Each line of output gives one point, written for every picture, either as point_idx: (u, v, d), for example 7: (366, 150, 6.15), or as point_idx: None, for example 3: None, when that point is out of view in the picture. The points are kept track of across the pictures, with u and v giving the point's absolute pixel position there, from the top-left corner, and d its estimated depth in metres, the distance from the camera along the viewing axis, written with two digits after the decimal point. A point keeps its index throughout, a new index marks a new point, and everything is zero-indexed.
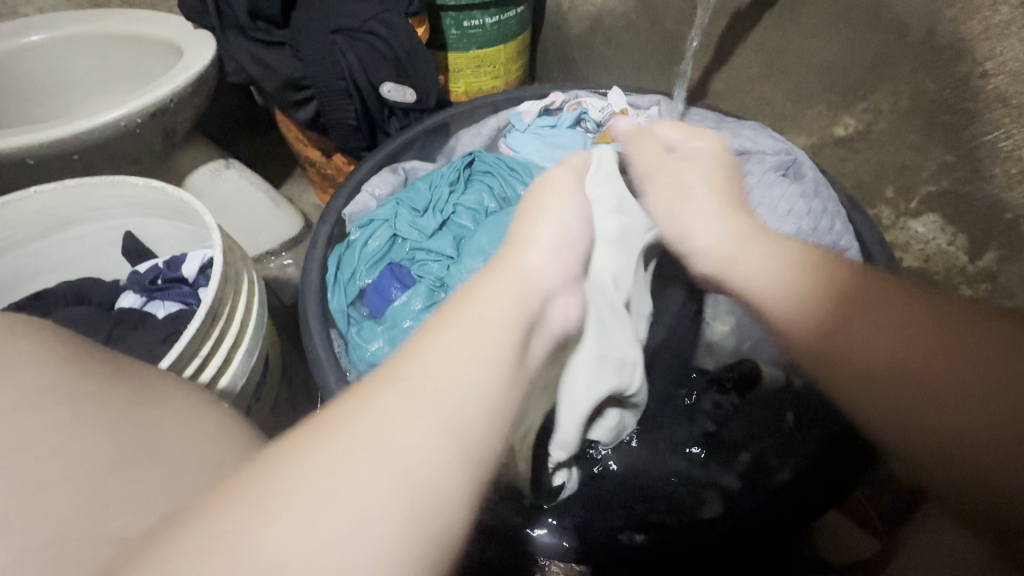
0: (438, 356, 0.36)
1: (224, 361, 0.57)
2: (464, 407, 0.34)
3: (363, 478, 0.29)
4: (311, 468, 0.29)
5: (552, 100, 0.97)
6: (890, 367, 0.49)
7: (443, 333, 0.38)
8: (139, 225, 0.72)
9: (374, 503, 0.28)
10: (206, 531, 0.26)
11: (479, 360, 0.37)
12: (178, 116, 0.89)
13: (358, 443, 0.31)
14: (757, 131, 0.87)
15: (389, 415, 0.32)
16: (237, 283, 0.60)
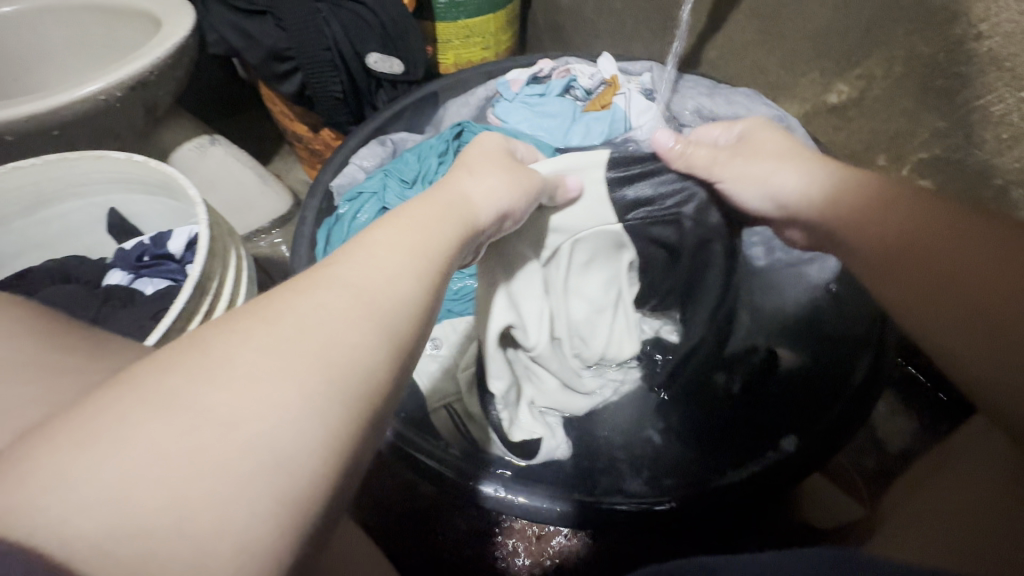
0: (379, 267, 0.33)
1: None
2: (390, 317, 0.31)
3: (268, 370, 0.25)
4: (175, 393, 0.24)
5: (541, 67, 0.96)
6: (914, 259, 0.45)
7: (379, 245, 0.35)
8: (123, 202, 0.71)
9: (273, 401, 0.25)
10: (88, 413, 0.23)
11: (406, 275, 0.34)
12: (159, 90, 0.86)
13: (274, 334, 0.27)
14: (751, 98, 0.85)
15: (319, 323, 0.28)
16: (225, 259, 0.60)
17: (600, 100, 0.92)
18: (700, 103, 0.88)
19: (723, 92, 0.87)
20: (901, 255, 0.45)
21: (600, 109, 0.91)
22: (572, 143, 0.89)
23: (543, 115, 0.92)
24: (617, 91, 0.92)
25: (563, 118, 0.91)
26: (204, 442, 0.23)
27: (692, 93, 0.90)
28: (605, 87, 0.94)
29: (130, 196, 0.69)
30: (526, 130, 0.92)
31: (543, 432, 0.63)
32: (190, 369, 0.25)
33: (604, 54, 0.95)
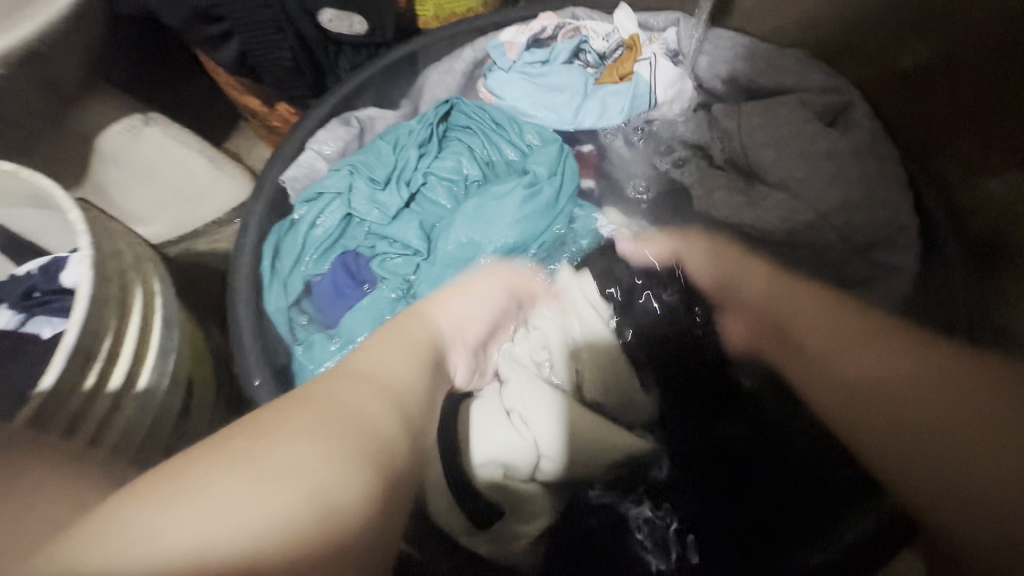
0: (383, 368, 0.42)
1: (134, 362, 0.47)
2: (395, 397, 0.40)
3: (294, 454, 0.32)
4: (210, 478, 0.30)
5: (543, 26, 0.76)
6: (886, 385, 0.46)
7: (362, 354, 0.43)
8: (10, 217, 0.56)
9: (309, 475, 0.31)
10: (162, 482, 0.29)
11: (392, 386, 0.41)
12: (58, 65, 0.69)
13: (315, 418, 0.35)
14: (804, 65, 0.70)
15: (341, 404, 0.37)
16: (122, 307, 0.46)
17: (619, 66, 0.74)
18: (734, 69, 0.73)
19: (767, 57, 0.72)
20: (878, 410, 0.46)
21: (618, 81, 0.74)
22: (584, 125, 0.73)
23: (548, 89, 0.75)
24: (639, 56, 0.74)
25: (573, 92, 0.74)
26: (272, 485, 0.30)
27: (728, 57, 0.73)
28: (624, 50, 0.76)
29: (20, 210, 0.55)
30: (526, 109, 0.75)
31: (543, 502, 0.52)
32: (237, 444, 0.32)
33: (622, 6, 0.77)
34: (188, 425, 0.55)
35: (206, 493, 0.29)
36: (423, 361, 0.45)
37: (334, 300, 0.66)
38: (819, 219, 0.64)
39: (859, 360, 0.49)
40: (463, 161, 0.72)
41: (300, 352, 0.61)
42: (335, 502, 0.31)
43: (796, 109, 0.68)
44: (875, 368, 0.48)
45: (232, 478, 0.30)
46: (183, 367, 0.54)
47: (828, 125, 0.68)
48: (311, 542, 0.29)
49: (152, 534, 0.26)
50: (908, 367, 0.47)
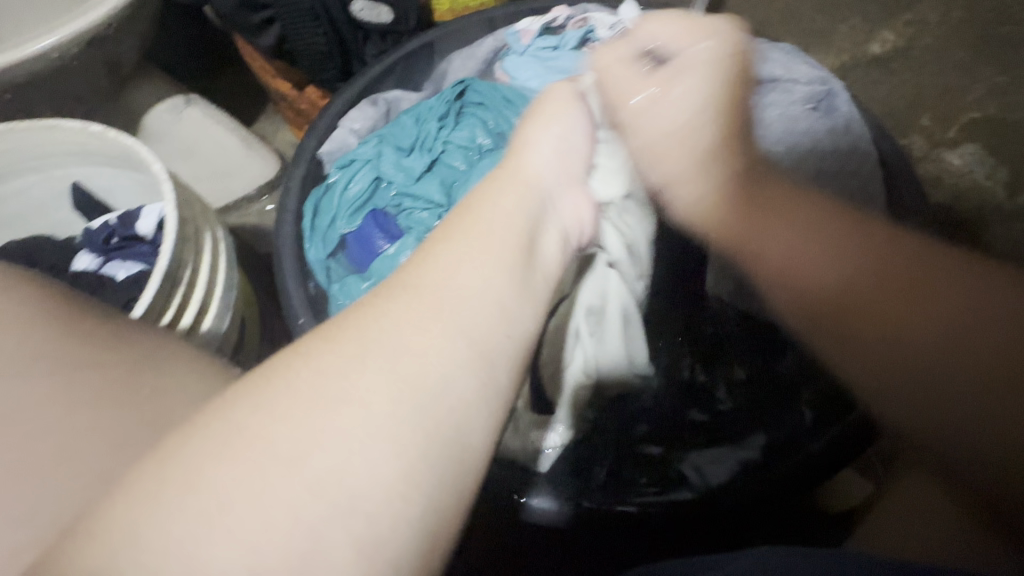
0: (468, 271, 0.33)
1: (202, 305, 0.54)
2: (484, 335, 0.31)
3: (379, 397, 0.26)
4: (318, 386, 0.26)
5: (554, 16, 0.85)
6: (875, 284, 0.44)
7: (443, 246, 0.34)
8: (87, 176, 0.64)
9: (397, 441, 0.26)
10: (217, 441, 0.25)
11: (489, 265, 0.34)
12: (121, 46, 0.77)
13: (381, 356, 0.28)
14: (791, 56, 0.77)
15: (410, 345, 0.28)
16: (197, 247, 0.54)
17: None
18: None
19: (763, 50, 0.78)
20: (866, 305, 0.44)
21: None
22: None
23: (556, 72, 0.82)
24: None
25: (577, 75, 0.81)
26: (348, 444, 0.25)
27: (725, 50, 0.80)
28: None
29: (97, 168, 0.63)
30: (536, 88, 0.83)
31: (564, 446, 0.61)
32: (329, 354, 0.28)
33: (628, 2, 0.84)
34: (241, 355, 0.62)
35: (317, 404, 0.26)
36: (508, 259, 0.35)
37: (365, 251, 0.73)
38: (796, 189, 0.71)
39: (782, 242, 0.50)
40: (478, 131, 0.80)
41: (338, 294, 0.69)
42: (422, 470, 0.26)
43: (783, 95, 0.74)
44: (804, 262, 0.49)
45: (339, 385, 0.27)
46: (239, 305, 0.61)
47: (814, 109, 0.73)
48: (431, 464, 0.26)
49: (282, 447, 0.24)
50: (872, 260, 0.46)
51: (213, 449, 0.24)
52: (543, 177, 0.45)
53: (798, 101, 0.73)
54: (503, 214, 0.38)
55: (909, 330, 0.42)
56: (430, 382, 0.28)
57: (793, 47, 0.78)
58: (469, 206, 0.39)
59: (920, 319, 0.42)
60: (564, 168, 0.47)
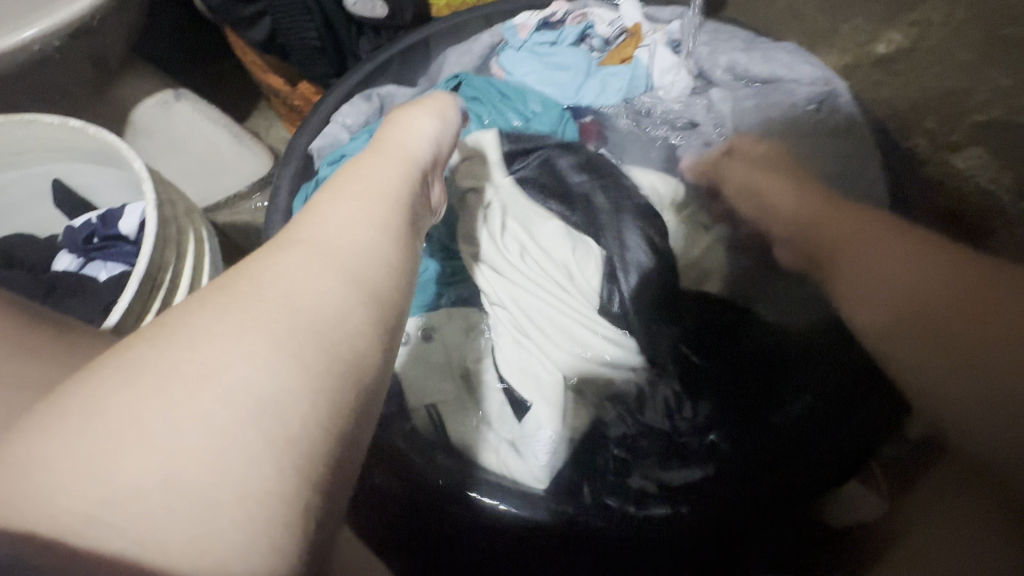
0: (340, 228, 0.36)
1: None
2: (365, 274, 0.35)
3: (236, 348, 0.28)
4: (212, 339, 0.28)
5: (553, 11, 0.83)
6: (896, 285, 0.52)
7: (329, 203, 0.38)
8: (69, 173, 0.62)
9: (261, 389, 0.27)
10: (101, 411, 0.26)
11: (368, 228, 0.37)
12: (107, 38, 0.75)
13: (253, 311, 0.30)
14: (795, 56, 0.75)
15: (279, 288, 0.31)
16: (179, 247, 0.52)
17: (622, 52, 0.81)
18: (734, 60, 0.78)
19: (764, 49, 0.77)
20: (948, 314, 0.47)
21: (619, 63, 0.80)
22: (584, 101, 0.79)
23: (554, 68, 0.81)
24: (640, 43, 0.80)
25: (577, 73, 0.80)
26: (213, 403, 0.26)
27: (726, 48, 0.78)
28: (626, 37, 0.82)
29: (79, 166, 0.61)
30: (532, 84, 0.81)
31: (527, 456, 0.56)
32: (219, 306, 0.30)
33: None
34: None
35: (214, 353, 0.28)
36: (380, 221, 0.39)
37: None
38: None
39: (865, 258, 0.56)
40: (473, 126, 0.76)
41: None
42: (294, 415, 0.27)
43: (784, 96, 0.74)
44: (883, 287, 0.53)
45: (227, 336, 0.28)
46: None
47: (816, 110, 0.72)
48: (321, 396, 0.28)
49: (183, 388, 0.26)
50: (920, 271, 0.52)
51: (115, 401, 0.26)
52: (414, 150, 0.49)
53: (799, 102, 0.73)
54: (387, 182, 0.43)
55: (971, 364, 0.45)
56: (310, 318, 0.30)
57: (794, 45, 0.77)
58: (365, 182, 0.41)
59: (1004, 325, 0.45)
60: (428, 156, 0.50)
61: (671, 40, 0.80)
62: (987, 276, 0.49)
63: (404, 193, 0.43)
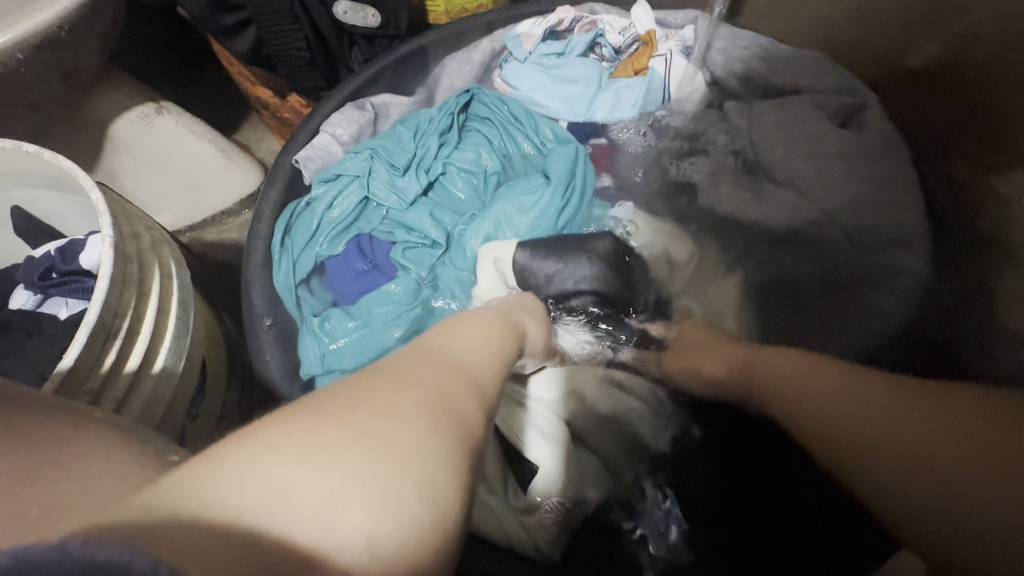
0: (474, 350, 0.37)
1: (146, 356, 0.46)
2: (488, 387, 0.34)
3: (399, 426, 0.27)
4: (366, 407, 0.27)
5: (560, 19, 0.77)
6: (901, 428, 0.41)
7: (444, 330, 0.39)
8: (27, 199, 0.57)
9: (413, 459, 0.26)
10: (276, 442, 0.25)
11: (489, 354, 0.38)
12: (79, 49, 0.69)
13: (410, 386, 0.30)
14: (819, 64, 0.69)
15: (428, 377, 0.31)
16: (142, 284, 0.47)
17: (636, 63, 0.74)
18: (750, 68, 0.72)
19: (784, 57, 0.71)
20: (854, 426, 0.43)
21: (632, 75, 0.74)
22: (595, 118, 0.74)
23: (563, 81, 0.75)
24: (654, 52, 0.74)
25: (587, 85, 0.75)
26: (371, 470, 0.24)
27: (744, 56, 0.73)
28: (639, 45, 0.76)
29: (38, 192, 0.56)
30: (541, 99, 0.76)
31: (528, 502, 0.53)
32: (369, 384, 0.29)
33: (640, 2, 0.77)
34: (201, 404, 0.55)
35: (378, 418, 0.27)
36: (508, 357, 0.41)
37: (346, 282, 0.67)
38: (824, 218, 0.63)
39: (791, 372, 0.49)
40: (483, 153, 0.73)
41: (314, 329, 0.62)
42: (426, 514, 0.24)
43: (818, 106, 0.67)
44: (825, 389, 0.46)
45: (387, 404, 0.28)
46: (197, 348, 0.54)
47: (841, 124, 0.67)
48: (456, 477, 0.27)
49: (349, 446, 0.25)
50: (881, 391, 0.44)
51: (287, 440, 0.25)
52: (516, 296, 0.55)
53: (828, 112, 0.67)
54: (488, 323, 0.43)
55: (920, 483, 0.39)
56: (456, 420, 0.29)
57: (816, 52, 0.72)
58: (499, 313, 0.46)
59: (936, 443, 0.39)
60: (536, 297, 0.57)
61: (686, 48, 0.74)
62: (925, 403, 0.42)
63: (499, 325, 0.43)
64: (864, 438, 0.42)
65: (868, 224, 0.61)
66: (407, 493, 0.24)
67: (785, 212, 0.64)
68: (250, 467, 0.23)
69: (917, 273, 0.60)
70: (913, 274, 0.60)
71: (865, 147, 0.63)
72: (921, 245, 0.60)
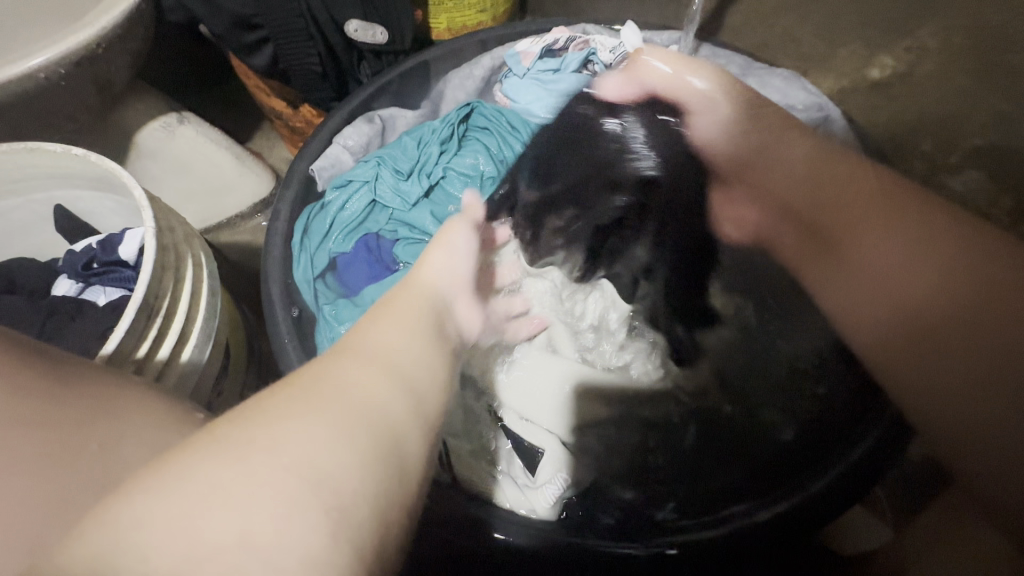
0: (394, 337, 0.39)
1: (180, 336, 0.52)
2: (413, 368, 0.37)
3: (307, 436, 0.28)
4: (281, 420, 0.29)
5: (555, 38, 0.83)
6: (986, 303, 0.47)
7: (370, 321, 0.41)
8: (69, 198, 0.63)
9: (327, 468, 0.27)
10: (183, 478, 0.25)
11: (413, 336, 0.40)
12: (112, 65, 0.76)
13: (318, 395, 0.31)
14: (790, 82, 0.75)
15: (336, 381, 0.32)
16: (177, 271, 0.53)
17: None
18: None
19: (758, 75, 0.77)
20: (920, 341, 0.51)
21: None
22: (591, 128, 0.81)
23: (559, 95, 0.82)
24: None
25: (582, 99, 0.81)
26: (283, 485, 0.26)
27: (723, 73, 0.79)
28: None
29: (80, 191, 0.62)
30: (537, 112, 0.82)
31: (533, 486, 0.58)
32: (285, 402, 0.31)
33: (629, 23, 0.82)
34: (224, 383, 0.61)
35: (293, 428, 0.29)
36: (433, 335, 0.43)
37: (356, 277, 0.72)
38: (789, 216, 0.70)
39: (882, 254, 0.56)
40: (481, 159, 0.79)
41: (327, 317, 0.68)
42: (350, 495, 0.27)
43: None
44: (907, 266, 0.53)
45: (306, 411, 0.30)
46: (223, 331, 0.60)
47: (810, 135, 0.72)
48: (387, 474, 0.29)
49: (267, 453, 0.27)
50: (962, 285, 0.49)
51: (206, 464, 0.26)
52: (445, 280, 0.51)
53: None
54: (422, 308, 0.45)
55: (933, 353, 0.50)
56: (385, 415, 0.31)
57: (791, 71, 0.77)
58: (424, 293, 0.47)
59: (997, 337, 0.47)
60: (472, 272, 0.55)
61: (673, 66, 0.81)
62: (997, 277, 0.48)
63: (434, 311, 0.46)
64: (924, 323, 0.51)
65: None
66: (329, 497, 0.26)
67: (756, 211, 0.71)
68: (157, 500, 0.25)
69: None
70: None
71: (826, 153, 0.70)
72: None
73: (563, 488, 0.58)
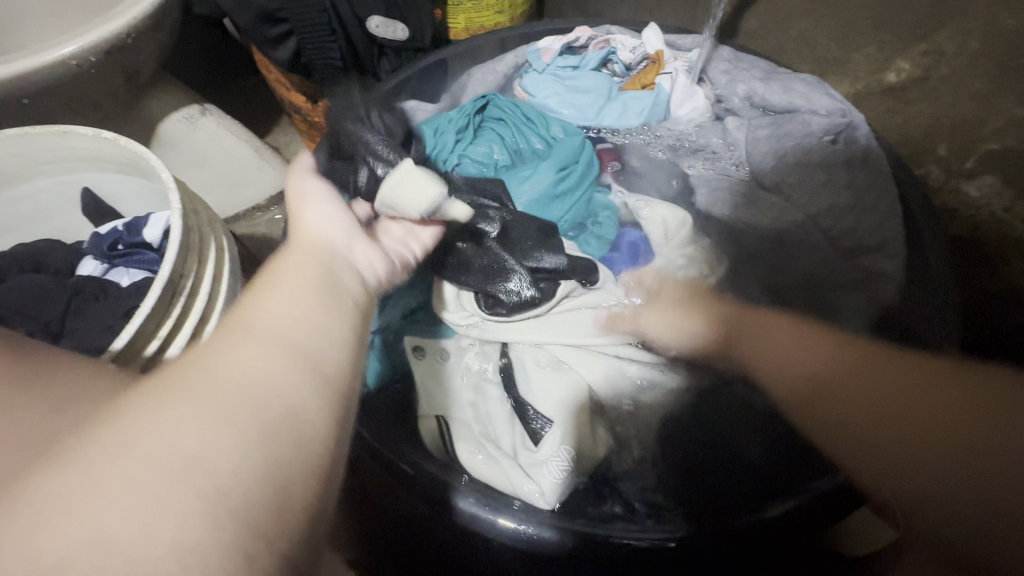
0: (277, 305, 0.31)
1: (201, 321, 0.53)
2: (293, 342, 0.29)
3: (141, 481, 0.21)
4: (130, 429, 0.23)
5: (577, 36, 0.85)
6: (838, 384, 0.52)
7: (260, 295, 0.32)
8: (97, 181, 0.65)
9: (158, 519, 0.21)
10: None
11: (302, 299, 0.33)
12: (139, 55, 0.78)
13: (150, 424, 0.23)
14: (813, 87, 0.74)
15: (196, 383, 0.25)
16: (201, 254, 0.54)
17: (644, 77, 0.81)
18: (752, 89, 0.77)
19: (782, 80, 0.76)
20: (835, 397, 0.52)
21: (640, 89, 0.82)
22: (604, 123, 0.81)
23: (577, 91, 0.83)
24: (661, 69, 0.81)
25: (597, 94, 0.82)
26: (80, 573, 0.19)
27: (746, 76, 0.78)
28: (648, 63, 0.83)
29: (107, 175, 0.64)
30: (554, 106, 0.83)
31: (521, 474, 0.56)
32: (121, 415, 0.24)
33: (651, 25, 0.84)
34: None
35: (167, 413, 0.24)
36: (328, 296, 0.34)
37: None
38: (806, 221, 0.69)
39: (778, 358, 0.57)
40: (495, 148, 0.79)
41: None
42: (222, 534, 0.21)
43: (800, 126, 0.72)
44: (801, 355, 0.56)
45: (184, 399, 0.24)
46: None
47: (832, 141, 0.70)
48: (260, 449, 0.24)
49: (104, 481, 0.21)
50: (889, 402, 0.49)
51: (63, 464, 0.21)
52: (327, 232, 0.43)
53: (815, 132, 0.71)
54: (308, 269, 0.36)
55: (827, 414, 0.52)
56: (261, 399, 0.26)
57: (814, 77, 0.76)
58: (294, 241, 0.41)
59: (934, 402, 0.47)
60: (349, 225, 0.46)
61: (694, 67, 0.81)
62: (889, 381, 0.50)
63: (325, 266, 0.38)
64: (830, 382, 0.53)
65: (848, 226, 0.68)
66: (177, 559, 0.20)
67: (773, 215, 0.70)
68: None
69: (892, 275, 0.64)
70: (889, 275, 0.65)
71: (848, 156, 0.69)
72: (898, 249, 0.65)
73: (568, 464, 0.56)
